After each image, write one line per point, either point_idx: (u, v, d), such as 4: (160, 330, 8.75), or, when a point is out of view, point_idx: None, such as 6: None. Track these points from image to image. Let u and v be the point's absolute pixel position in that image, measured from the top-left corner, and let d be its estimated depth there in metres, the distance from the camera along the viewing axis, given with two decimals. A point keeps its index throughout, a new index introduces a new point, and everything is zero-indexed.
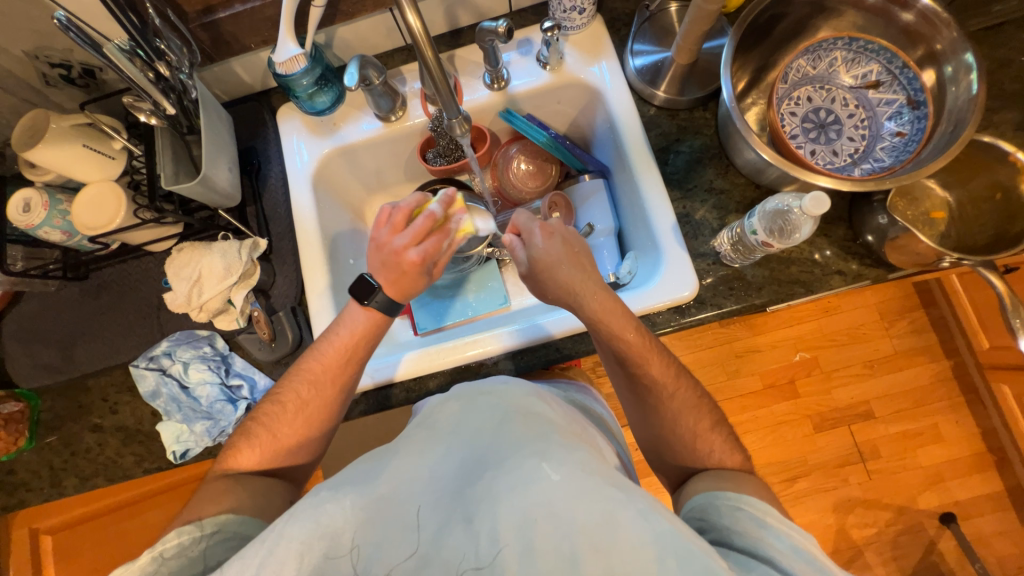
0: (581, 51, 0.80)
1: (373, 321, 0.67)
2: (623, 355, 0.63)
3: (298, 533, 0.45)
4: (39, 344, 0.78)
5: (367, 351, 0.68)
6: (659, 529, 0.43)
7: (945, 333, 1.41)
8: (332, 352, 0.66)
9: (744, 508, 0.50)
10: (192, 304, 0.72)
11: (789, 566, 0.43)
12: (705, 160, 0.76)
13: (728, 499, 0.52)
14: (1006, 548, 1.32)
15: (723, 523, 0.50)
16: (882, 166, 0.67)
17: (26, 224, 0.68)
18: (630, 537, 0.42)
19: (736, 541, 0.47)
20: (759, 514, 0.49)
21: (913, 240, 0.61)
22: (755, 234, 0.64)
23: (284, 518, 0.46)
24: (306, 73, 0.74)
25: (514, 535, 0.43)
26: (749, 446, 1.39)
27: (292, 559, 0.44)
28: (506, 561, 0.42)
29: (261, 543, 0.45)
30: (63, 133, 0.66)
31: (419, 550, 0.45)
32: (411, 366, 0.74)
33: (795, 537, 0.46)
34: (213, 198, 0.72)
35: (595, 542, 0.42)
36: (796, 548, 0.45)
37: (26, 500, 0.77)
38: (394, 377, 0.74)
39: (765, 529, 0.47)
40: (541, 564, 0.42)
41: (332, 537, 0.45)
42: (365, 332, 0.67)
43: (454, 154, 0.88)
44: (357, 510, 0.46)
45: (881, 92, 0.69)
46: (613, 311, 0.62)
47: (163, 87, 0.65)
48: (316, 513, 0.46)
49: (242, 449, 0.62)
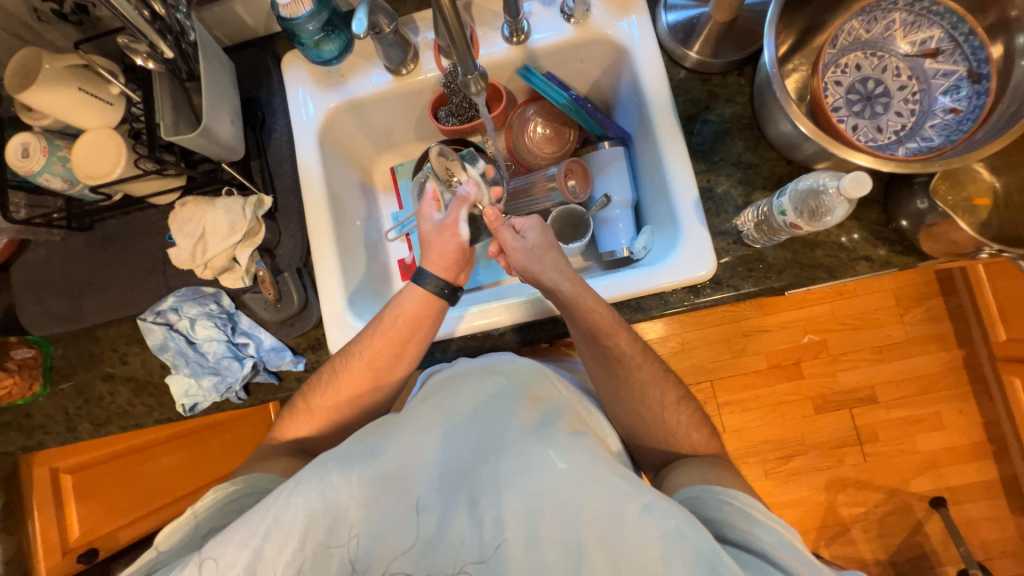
0: (609, 3, 0.74)
1: (427, 307, 0.68)
2: (590, 333, 0.63)
3: (303, 504, 0.46)
4: (46, 293, 0.78)
5: (423, 334, 0.68)
6: (666, 528, 0.42)
7: (962, 322, 1.37)
8: (395, 326, 0.67)
9: (733, 502, 0.49)
10: (197, 262, 0.71)
11: (782, 561, 0.43)
12: (735, 131, 0.71)
13: (717, 493, 0.50)
14: (992, 532, 1.34)
15: (714, 517, 0.49)
16: (929, 146, 0.62)
17: (26, 171, 0.66)
18: (635, 532, 0.42)
19: (730, 534, 0.47)
20: (747, 509, 0.48)
21: (951, 227, 0.57)
22: (783, 215, 0.60)
23: (287, 488, 0.47)
24: (312, 18, 0.69)
25: (518, 523, 0.45)
26: (750, 422, 1.40)
27: (297, 530, 0.45)
28: (510, 547, 0.44)
29: (263, 511, 0.46)
30: (58, 75, 0.62)
31: (422, 536, 0.46)
32: (475, 319, 0.70)
33: (782, 531, 0.46)
34: (216, 151, 0.70)
35: (599, 533, 0.43)
36: (785, 543, 0.45)
37: (43, 442, 0.80)
38: (456, 331, 0.71)
39: (754, 523, 0.47)
40: (545, 553, 0.43)
41: (338, 512, 0.47)
42: (415, 316, 0.68)
43: (467, 113, 0.84)
44: (363, 485, 0.48)
45: (939, 62, 0.63)
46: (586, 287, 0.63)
47: (160, 27, 0.61)
48: (323, 486, 0.47)
49: (289, 422, 0.68)
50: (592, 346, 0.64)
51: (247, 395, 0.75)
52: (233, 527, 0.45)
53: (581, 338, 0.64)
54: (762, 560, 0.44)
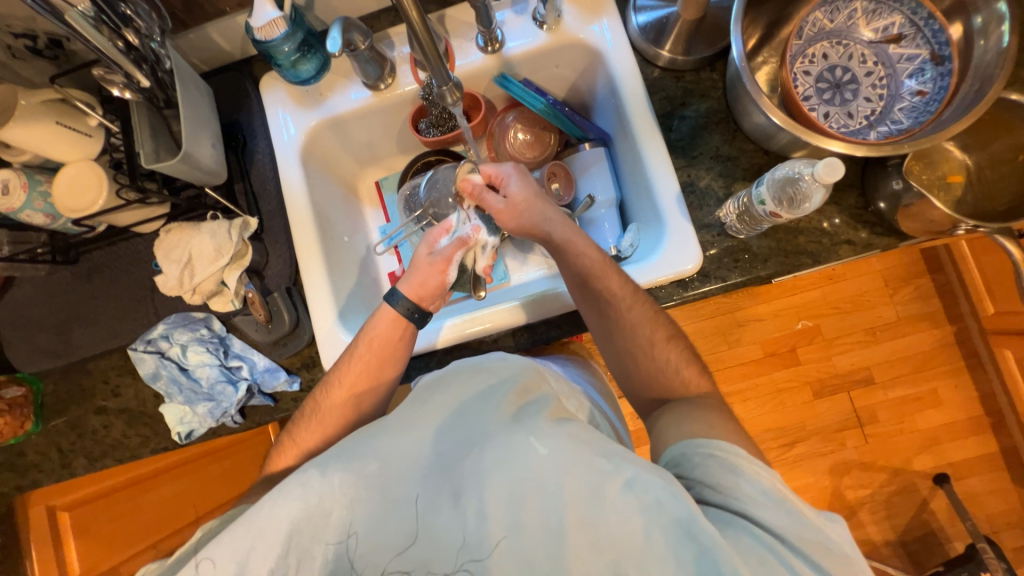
0: (580, 8, 0.75)
1: (397, 329, 0.67)
2: (581, 274, 0.64)
3: (285, 511, 0.46)
4: (34, 329, 0.77)
5: (396, 356, 0.67)
6: (646, 502, 0.42)
7: (950, 298, 1.39)
8: (370, 347, 0.66)
9: (716, 456, 0.48)
10: (185, 287, 0.71)
11: (763, 515, 0.43)
12: (712, 125, 0.72)
13: (699, 450, 0.49)
14: (996, 505, 1.35)
15: (697, 476, 0.48)
16: (900, 128, 0.63)
17: (7, 208, 0.66)
18: (617, 509, 0.43)
19: (713, 496, 0.46)
20: (730, 461, 0.47)
21: (927, 206, 0.59)
22: (763, 205, 0.61)
23: (270, 497, 0.47)
24: (288, 39, 0.69)
25: (502, 510, 0.45)
26: (749, 412, 1.40)
27: (281, 536, 0.46)
28: (494, 534, 0.44)
29: (246, 520, 0.47)
30: (33, 110, 0.62)
31: (406, 531, 0.46)
32: (454, 330, 0.72)
33: (762, 480, 0.46)
34: (198, 176, 0.70)
35: (581, 515, 0.43)
36: (766, 493, 0.45)
37: (38, 480, 0.79)
38: (435, 344, 0.72)
39: (737, 476, 0.46)
40: (528, 538, 0.44)
41: (322, 515, 0.47)
42: (389, 336, 0.67)
43: (447, 124, 0.85)
44: (346, 485, 0.48)
45: (902, 46, 0.65)
46: (580, 235, 0.67)
47: (134, 57, 0.61)
48: (305, 493, 0.47)
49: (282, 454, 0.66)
50: (583, 290, 0.64)
51: (242, 419, 0.74)
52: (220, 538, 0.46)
53: (573, 282, 0.65)
54: (746, 518, 0.44)
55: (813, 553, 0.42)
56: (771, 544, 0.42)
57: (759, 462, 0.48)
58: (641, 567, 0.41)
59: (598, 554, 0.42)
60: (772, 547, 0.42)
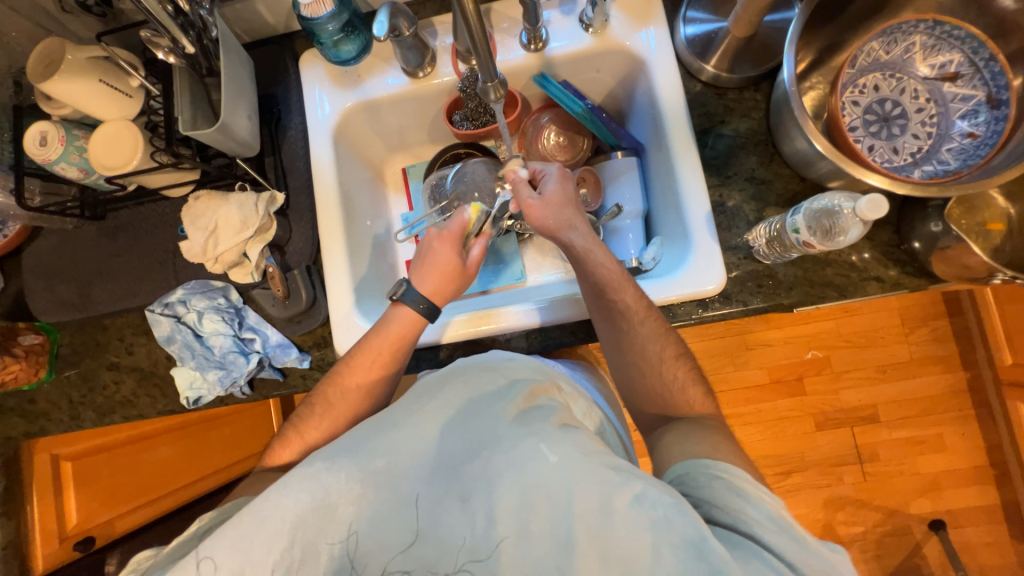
0: (628, 14, 0.74)
1: (408, 327, 0.66)
2: (597, 285, 0.63)
3: (291, 504, 0.46)
4: (56, 280, 0.78)
5: (406, 353, 0.67)
6: (655, 516, 0.41)
7: (968, 345, 1.37)
8: (381, 343, 0.66)
9: (724, 477, 0.48)
10: (208, 256, 0.72)
11: (770, 540, 0.43)
12: (750, 146, 0.71)
13: (708, 468, 0.49)
14: (990, 558, 1.33)
15: (703, 496, 0.47)
16: (946, 169, 0.62)
17: (43, 159, 0.67)
18: (625, 523, 0.42)
19: (720, 516, 0.45)
20: (737, 483, 0.47)
21: (964, 251, 0.57)
22: (797, 233, 0.60)
23: (276, 489, 0.47)
24: (333, 18, 0.69)
25: (510, 515, 0.45)
26: (749, 437, 1.39)
27: (285, 530, 0.45)
28: (501, 538, 0.44)
29: (249, 511, 0.46)
30: (79, 66, 0.63)
31: (415, 527, 0.46)
32: (459, 328, 0.71)
33: (769, 505, 0.46)
34: (231, 147, 0.70)
35: (589, 525, 0.43)
36: (772, 517, 0.44)
37: (46, 428, 0.80)
38: (440, 339, 0.72)
39: (744, 498, 0.46)
40: (536, 546, 0.43)
41: (328, 509, 0.47)
42: (400, 332, 0.66)
43: (481, 118, 0.84)
44: (353, 481, 0.47)
45: (957, 86, 0.63)
46: (601, 247, 0.66)
47: (182, 22, 0.61)
48: (311, 485, 0.47)
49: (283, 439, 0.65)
50: (598, 301, 0.64)
51: (250, 391, 0.75)
52: (219, 532, 0.45)
53: (588, 293, 0.65)
54: (753, 540, 0.43)
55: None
56: (780, 573, 0.40)
57: (764, 487, 0.48)
58: None
59: (608, 566, 0.42)
60: (781, 573, 0.40)
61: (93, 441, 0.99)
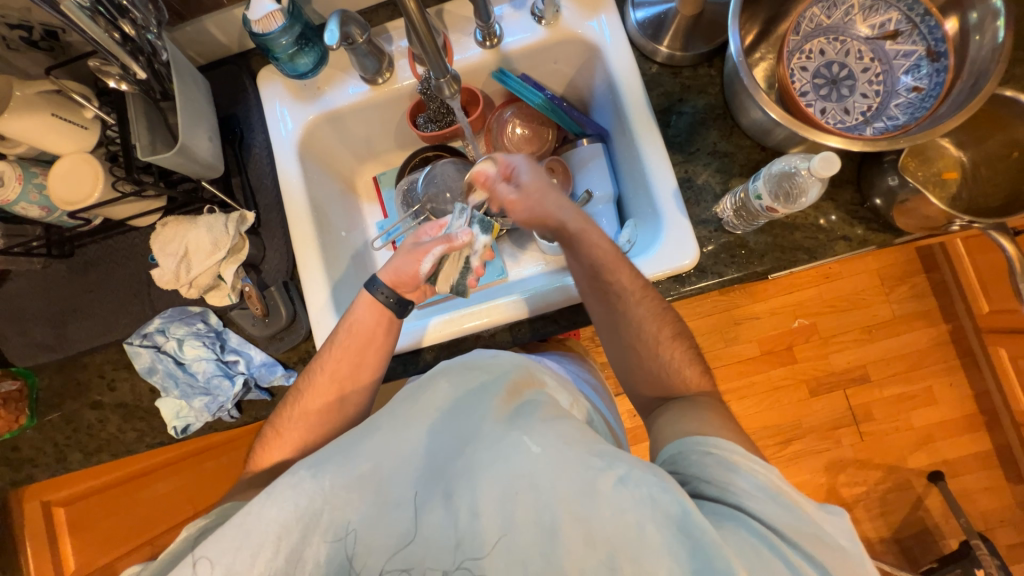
0: (579, 3, 0.75)
1: (375, 321, 0.67)
2: (591, 267, 0.64)
3: (277, 514, 0.46)
4: (29, 323, 0.76)
5: (376, 356, 0.67)
6: (640, 495, 0.42)
7: (946, 297, 1.40)
8: (349, 339, 0.66)
9: (713, 452, 0.48)
10: (181, 281, 0.71)
11: (759, 510, 0.43)
12: (710, 121, 0.72)
13: (698, 444, 0.49)
14: (990, 503, 1.36)
15: (694, 472, 0.48)
16: (896, 124, 0.64)
17: (1, 199, 0.65)
18: (610, 504, 0.42)
19: (711, 490, 0.46)
20: (726, 458, 0.47)
21: (922, 202, 0.59)
22: (760, 199, 0.61)
23: (260, 500, 0.47)
24: (285, 32, 0.69)
25: (494, 508, 0.45)
26: (745, 410, 1.41)
27: (270, 539, 0.45)
28: (486, 533, 0.44)
29: (236, 525, 0.46)
30: (28, 101, 0.61)
31: (398, 529, 0.46)
32: (435, 331, 0.71)
33: (760, 476, 0.46)
34: (195, 169, 0.69)
35: (574, 511, 0.43)
36: (763, 489, 0.45)
37: (33, 475, 0.78)
38: (419, 343, 0.72)
39: (735, 472, 0.46)
40: (520, 535, 0.43)
41: (314, 515, 0.46)
42: (369, 331, 0.66)
43: (445, 118, 0.84)
44: (336, 487, 0.48)
45: (899, 43, 0.65)
46: (594, 227, 0.66)
47: (131, 48, 0.60)
48: (296, 495, 0.47)
49: (269, 455, 0.65)
50: (594, 283, 0.64)
51: (239, 413, 0.74)
52: (217, 533, 0.46)
53: (583, 276, 0.65)
54: (743, 512, 0.43)
55: (813, 549, 0.41)
56: (769, 540, 0.41)
57: (758, 458, 0.48)
58: (636, 561, 0.40)
59: (593, 550, 0.42)
60: (773, 544, 0.41)
61: (79, 485, 0.96)
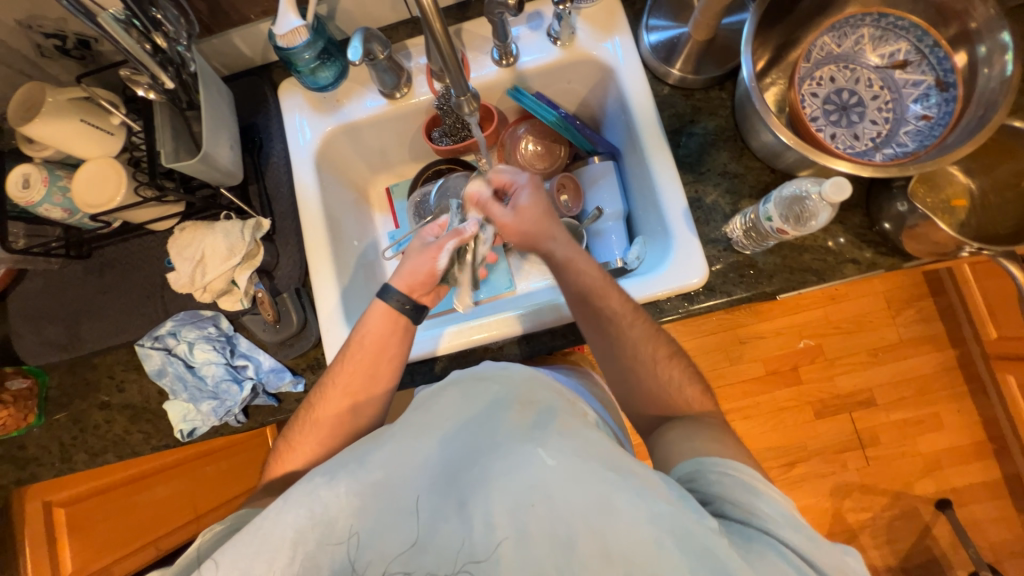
0: (594, 26, 0.77)
1: (391, 322, 0.67)
2: (582, 291, 0.64)
3: (292, 521, 0.47)
4: (43, 322, 0.77)
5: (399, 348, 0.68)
6: (656, 511, 0.42)
7: (953, 322, 1.40)
8: (371, 347, 0.66)
9: (733, 474, 0.48)
10: (196, 285, 0.72)
11: (785, 535, 0.43)
12: (720, 142, 0.73)
13: (716, 466, 0.49)
14: (1000, 534, 1.33)
15: (714, 492, 0.47)
16: (905, 151, 0.65)
17: (26, 201, 0.67)
18: (626, 519, 0.42)
19: (734, 512, 0.45)
20: (747, 480, 0.48)
21: (932, 228, 0.59)
22: (770, 221, 0.62)
23: (277, 505, 0.48)
24: (309, 46, 0.71)
25: (507, 520, 0.45)
26: (750, 431, 1.40)
27: (287, 543, 0.46)
28: (500, 544, 0.44)
29: (252, 530, 0.47)
30: (60, 107, 0.64)
31: (409, 536, 0.46)
32: (451, 340, 0.72)
33: (778, 500, 0.46)
34: (215, 176, 0.71)
35: (591, 526, 0.43)
36: (784, 514, 0.45)
37: (36, 474, 0.78)
38: (433, 352, 0.72)
39: (757, 495, 0.46)
40: (534, 549, 0.43)
41: (327, 522, 0.47)
42: (381, 331, 0.67)
43: (460, 133, 0.86)
44: (351, 494, 0.48)
45: (908, 72, 0.67)
46: (582, 256, 0.67)
47: (161, 59, 0.62)
48: (311, 500, 0.47)
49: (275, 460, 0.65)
50: (583, 306, 0.64)
51: (246, 418, 0.74)
52: (236, 539, 0.47)
53: (572, 300, 0.65)
54: (770, 537, 0.43)
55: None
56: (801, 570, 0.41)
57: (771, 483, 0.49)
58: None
59: (609, 565, 0.42)
60: (800, 569, 0.41)
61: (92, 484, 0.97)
